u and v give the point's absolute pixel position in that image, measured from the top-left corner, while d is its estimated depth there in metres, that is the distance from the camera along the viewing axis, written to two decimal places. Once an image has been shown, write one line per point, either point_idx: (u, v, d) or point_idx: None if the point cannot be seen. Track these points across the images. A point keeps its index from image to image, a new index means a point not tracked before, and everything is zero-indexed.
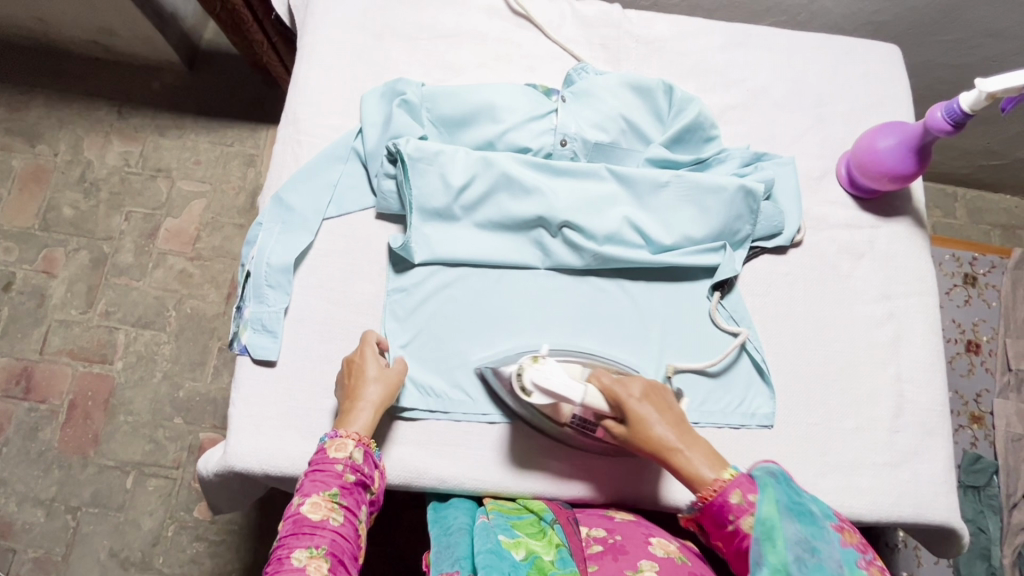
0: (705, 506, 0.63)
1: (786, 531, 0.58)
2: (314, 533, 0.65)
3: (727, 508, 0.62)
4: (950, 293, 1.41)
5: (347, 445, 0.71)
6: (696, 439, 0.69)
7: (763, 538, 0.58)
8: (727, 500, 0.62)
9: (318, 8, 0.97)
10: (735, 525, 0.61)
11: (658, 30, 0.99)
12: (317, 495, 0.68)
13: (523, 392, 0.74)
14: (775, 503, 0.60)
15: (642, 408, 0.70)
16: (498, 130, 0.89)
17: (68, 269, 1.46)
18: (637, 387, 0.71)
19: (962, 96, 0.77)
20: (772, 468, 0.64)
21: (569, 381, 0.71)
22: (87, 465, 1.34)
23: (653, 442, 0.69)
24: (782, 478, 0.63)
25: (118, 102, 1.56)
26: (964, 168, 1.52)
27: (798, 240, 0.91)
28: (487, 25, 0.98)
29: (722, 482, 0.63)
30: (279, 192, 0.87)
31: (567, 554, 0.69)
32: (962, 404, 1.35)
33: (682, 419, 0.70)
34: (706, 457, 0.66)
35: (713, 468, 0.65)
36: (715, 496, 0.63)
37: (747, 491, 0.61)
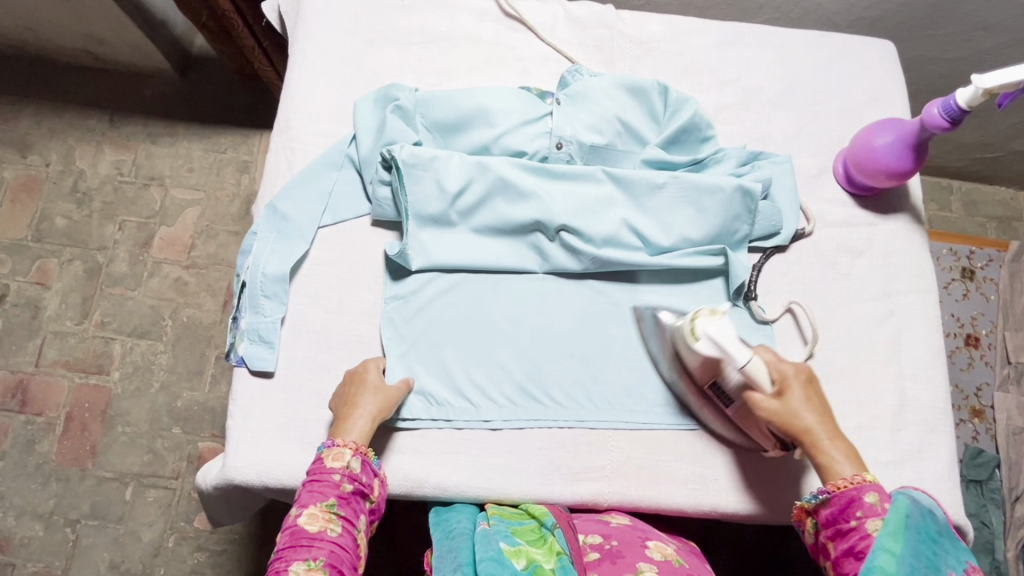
0: (835, 495, 0.69)
1: (907, 540, 0.60)
2: (312, 545, 0.65)
3: (857, 503, 0.67)
4: (948, 287, 1.41)
5: (343, 454, 0.71)
6: (843, 436, 0.74)
7: (888, 532, 0.61)
8: (861, 497, 0.67)
9: (308, 13, 0.96)
10: (858, 522, 0.67)
11: (651, 30, 0.98)
12: (313, 506, 0.67)
13: (689, 337, 0.77)
14: (910, 518, 0.63)
15: (802, 392, 0.75)
16: (493, 134, 0.88)
17: (62, 280, 1.44)
18: (804, 372, 0.77)
19: (959, 92, 0.77)
20: (928, 500, 0.66)
21: (739, 342, 0.76)
22: (85, 478, 1.33)
23: (803, 425, 0.74)
24: (934, 511, 0.64)
25: (109, 110, 1.55)
26: (958, 161, 1.52)
27: (808, 229, 0.91)
28: (480, 28, 0.97)
29: (862, 479, 0.69)
30: (273, 200, 0.86)
31: (568, 562, 0.68)
32: (962, 398, 1.35)
33: (832, 414, 0.76)
34: (847, 453, 0.72)
35: (854, 466, 0.71)
36: (850, 488, 0.69)
37: (885, 499, 0.67)
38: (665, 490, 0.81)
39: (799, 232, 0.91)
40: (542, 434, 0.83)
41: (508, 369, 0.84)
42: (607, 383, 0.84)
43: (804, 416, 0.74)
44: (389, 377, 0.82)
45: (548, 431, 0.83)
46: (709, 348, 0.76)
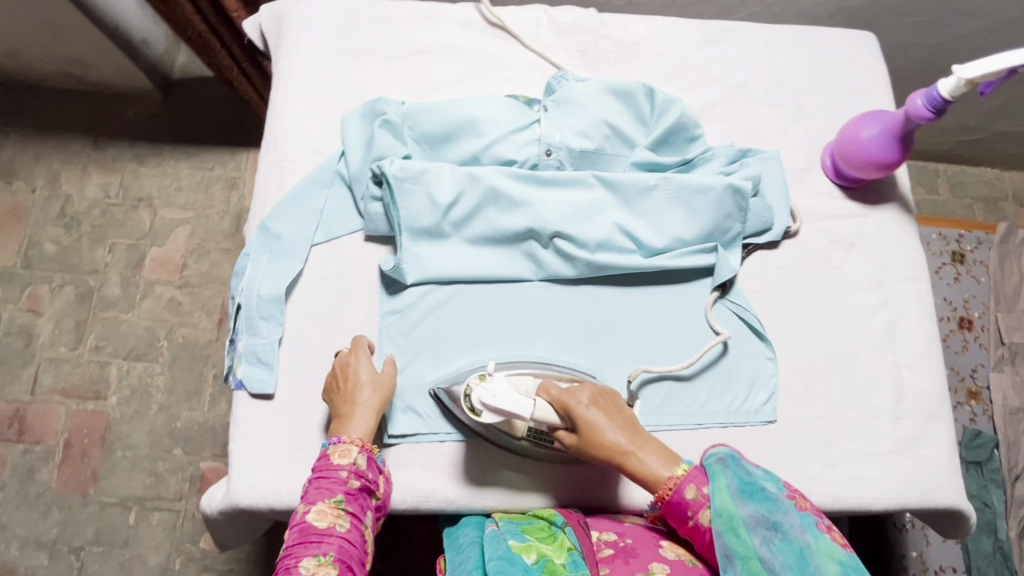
0: (668, 507, 0.66)
1: (743, 517, 0.61)
2: (322, 541, 0.65)
3: (686, 504, 0.65)
4: (939, 272, 1.42)
5: (349, 452, 0.72)
6: (648, 439, 0.71)
7: (727, 529, 0.61)
8: (684, 497, 0.65)
9: (291, 30, 0.95)
10: (695, 520, 0.64)
11: (634, 32, 0.99)
12: (321, 502, 0.68)
13: (474, 413, 0.75)
14: (728, 490, 0.63)
15: (592, 416, 0.72)
16: (482, 143, 0.88)
17: (54, 306, 1.43)
18: (586, 394, 0.73)
19: (941, 83, 0.77)
20: (720, 451, 0.67)
21: (519, 399, 0.73)
22: (87, 504, 1.32)
23: (607, 447, 0.70)
24: (730, 458, 0.67)
25: (94, 132, 1.54)
26: (943, 145, 1.53)
27: (793, 229, 0.91)
28: (463, 38, 0.97)
29: (676, 478, 0.66)
30: (265, 221, 0.86)
31: (578, 556, 0.70)
32: (959, 381, 1.35)
33: (631, 420, 0.73)
34: (658, 456, 0.69)
35: (668, 465, 0.68)
36: (672, 493, 0.65)
37: (703, 485, 0.65)
38: None
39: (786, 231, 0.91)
40: None
41: None
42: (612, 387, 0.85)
43: (607, 437, 0.71)
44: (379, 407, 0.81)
45: None
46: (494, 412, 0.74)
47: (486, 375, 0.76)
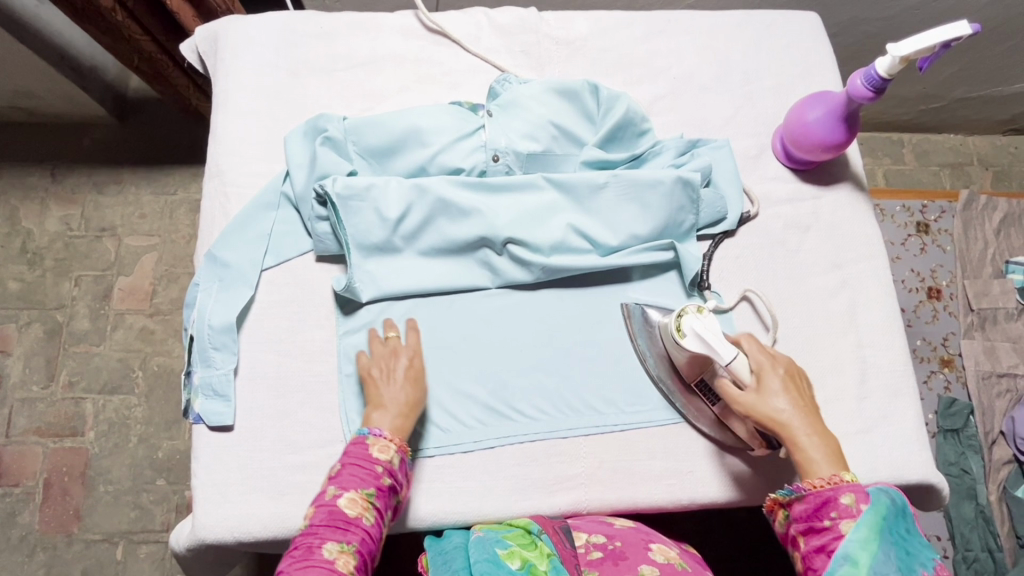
0: (812, 495, 0.66)
1: (878, 548, 0.59)
2: (347, 529, 0.64)
3: (832, 504, 0.64)
4: (905, 243, 1.42)
5: (389, 448, 0.70)
6: (823, 434, 0.70)
7: (859, 541, 0.60)
8: (837, 499, 0.64)
9: (227, 51, 0.93)
10: (832, 523, 0.63)
11: (576, 28, 0.98)
12: (353, 491, 0.67)
13: (677, 333, 0.78)
14: (880, 522, 0.61)
15: (776, 385, 0.72)
16: (428, 154, 0.87)
17: (23, 345, 1.40)
18: (785, 366, 0.74)
19: (878, 62, 0.78)
20: (898, 496, 0.64)
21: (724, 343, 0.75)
22: (72, 543, 1.30)
23: (773, 416, 0.71)
24: (905, 511, 0.63)
25: (49, 165, 1.50)
26: (905, 115, 1.54)
27: (753, 211, 0.91)
28: (403, 47, 0.96)
29: (839, 479, 0.65)
30: (212, 249, 0.84)
31: (560, 562, 0.66)
32: (930, 350, 1.36)
33: (813, 408, 0.72)
34: (825, 451, 0.68)
35: (832, 466, 0.67)
36: (826, 488, 0.65)
37: (862, 499, 0.63)
38: (641, 491, 0.81)
39: (745, 215, 0.91)
40: (514, 450, 0.81)
41: (470, 391, 0.83)
42: (577, 391, 0.84)
43: (775, 408, 0.71)
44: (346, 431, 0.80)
45: (520, 446, 0.82)
46: (696, 344, 0.76)
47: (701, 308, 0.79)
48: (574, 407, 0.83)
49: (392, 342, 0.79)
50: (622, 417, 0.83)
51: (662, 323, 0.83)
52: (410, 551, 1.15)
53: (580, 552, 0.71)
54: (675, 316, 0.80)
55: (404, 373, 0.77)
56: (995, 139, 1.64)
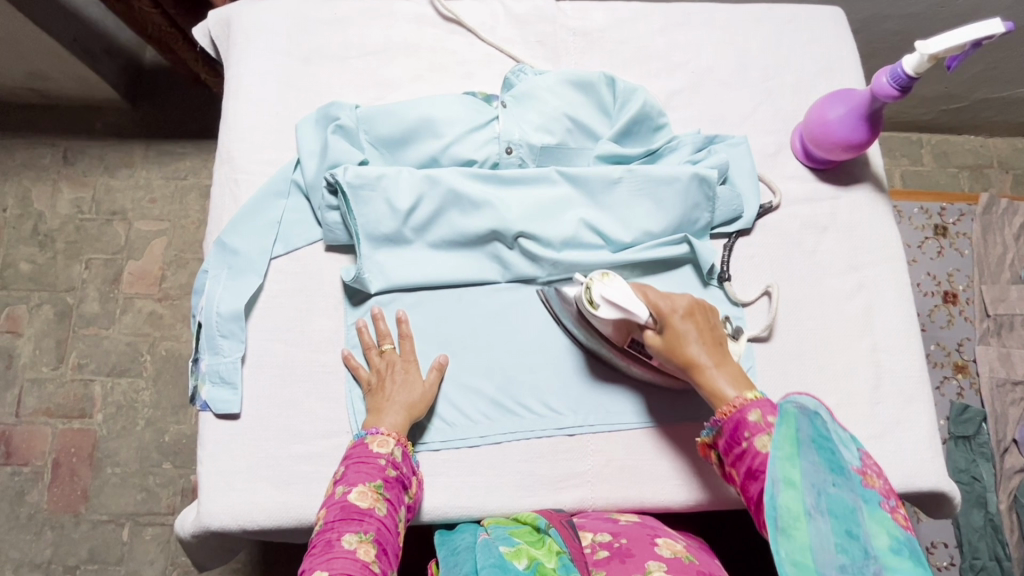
0: (725, 423, 0.66)
1: (803, 460, 0.56)
2: (362, 519, 0.65)
3: (743, 425, 0.64)
4: (922, 246, 1.40)
5: (388, 442, 0.72)
6: (728, 360, 0.70)
7: (783, 458, 0.57)
8: (746, 418, 0.64)
9: (239, 36, 0.92)
10: (749, 444, 0.63)
11: (593, 19, 0.96)
12: (362, 484, 0.68)
13: (588, 306, 0.73)
14: (796, 433, 0.58)
15: (685, 327, 0.70)
16: (440, 144, 0.86)
17: (33, 326, 1.40)
18: (685, 305, 0.71)
19: (905, 60, 0.75)
20: (807, 401, 0.60)
21: (637, 298, 0.71)
22: (80, 523, 1.31)
23: (688, 357, 0.70)
24: (819, 411, 0.59)
25: (62, 147, 1.50)
26: (925, 115, 1.50)
27: (775, 203, 0.90)
28: (417, 35, 0.94)
29: (744, 400, 0.65)
30: (221, 236, 0.84)
31: (569, 560, 0.66)
32: (943, 355, 1.34)
33: (719, 339, 0.72)
34: (731, 378, 0.68)
35: (738, 388, 0.67)
36: (734, 412, 0.65)
37: (767, 413, 0.64)
38: (648, 490, 0.80)
39: (766, 207, 0.90)
40: (520, 446, 0.81)
41: (479, 386, 0.82)
42: (585, 386, 0.83)
43: (688, 348, 0.70)
44: (354, 422, 0.79)
45: (526, 442, 0.81)
46: (610, 312, 0.72)
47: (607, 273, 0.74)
48: (582, 404, 0.82)
49: (387, 354, 0.80)
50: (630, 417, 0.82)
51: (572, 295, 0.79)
52: (414, 542, 1.15)
53: (587, 551, 0.70)
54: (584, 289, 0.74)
55: (401, 379, 0.78)
56: (1017, 141, 1.60)
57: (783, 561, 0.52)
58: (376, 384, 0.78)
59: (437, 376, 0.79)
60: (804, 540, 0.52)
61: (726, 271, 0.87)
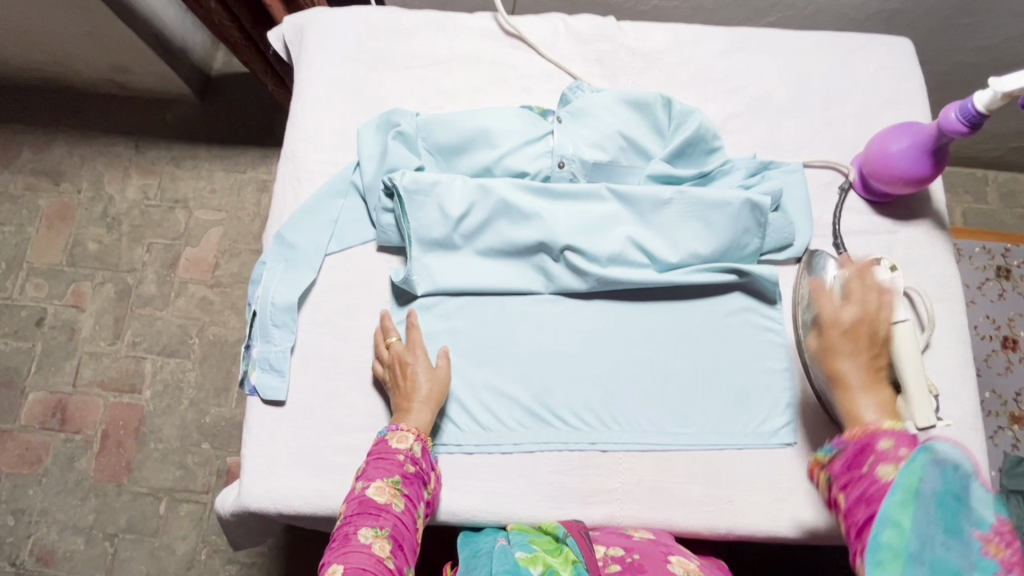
0: (851, 443, 0.60)
1: (918, 509, 0.50)
2: (379, 514, 0.67)
3: (870, 450, 0.57)
4: (982, 288, 1.34)
5: (407, 438, 0.74)
6: (881, 390, 0.64)
7: (896, 503, 0.52)
8: (874, 444, 0.57)
9: (312, 42, 0.97)
10: (870, 469, 0.56)
11: (654, 40, 0.97)
12: (380, 480, 0.70)
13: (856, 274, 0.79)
14: (917, 482, 0.51)
15: (845, 341, 0.65)
16: (494, 155, 0.88)
17: (95, 302, 1.49)
18: (857, 317, 0.65)
19: (977, 96, 0.73)
20: (948, 451, 0.52)
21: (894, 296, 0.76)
22: (121, 493, 1.38)
23: (835, 371, 0.65)
24: (959, 462, 0.51)
25: (135, 136, 1.60)
26: (994, 151, 1.44)
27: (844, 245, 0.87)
28: (480, 48, 0.97)
29: (881, 427, 0.59)
30: (281, 230, 0.88)
31: (584, 570, 0.66)
32: (999, 404, 1.28)
33: (877, 368, 0.66)
34: (879, 407, 0.63)
35: (881, 417, 0.62)
36: (863, 436, 0.59)
37: (902, 443, 0.56)
38: (678, 514, 0.79)
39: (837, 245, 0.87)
40: (551, 457, 0.81)
41: (516, 394, 0.83)
42: (619, 403, 0.83)
43: (843, 364, 0.65)
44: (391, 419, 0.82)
45: (558, 454, 0.81)
46: None
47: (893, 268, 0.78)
48: (617, 423, 0.82)
49: (393, 347, 0.81)
50: (664, 437, 0.82)
51: None
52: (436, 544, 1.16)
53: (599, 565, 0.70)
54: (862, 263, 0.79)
55: (409, 369, 0.78)
56: None
57: None
58: (395, 379, 0.79)
59: (444, 363, 0.81)
60: None
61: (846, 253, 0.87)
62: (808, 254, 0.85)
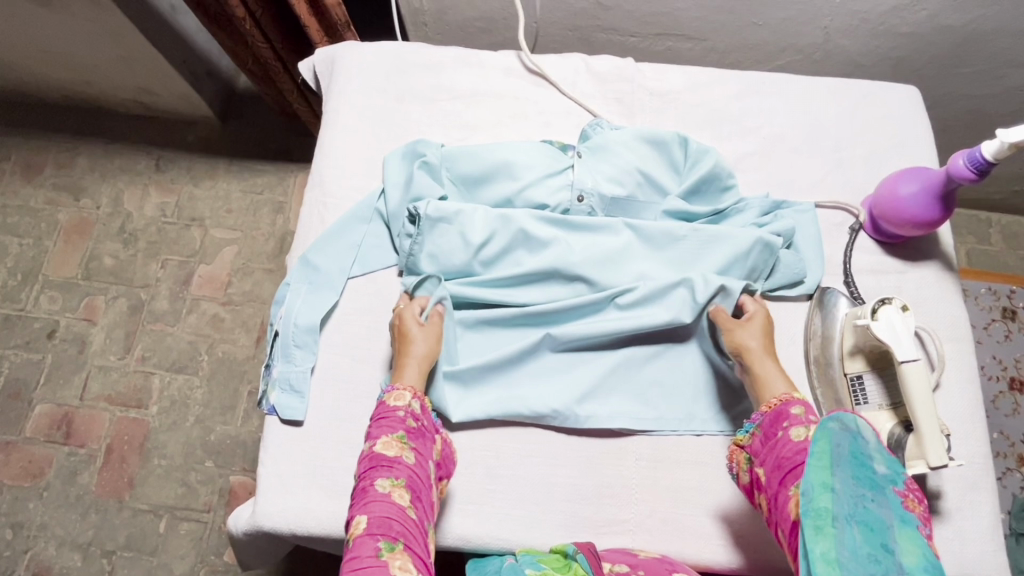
0: (766, 415, 0.73)
1: (839, 472, 0.59)
2: (392, 466, 0.69)
3: (784, 416, 0.72)
4: (988, 328, 1.36)
5: (404, 395, 0.76)
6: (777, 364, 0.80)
7: (819, 469, 0.60)
8: (788, 410, 0.72)
9: (341, 73, 1.01)
10: (784, 433, 0.70)
11: (670, 81, 1.01)
12: (387, 436, 0.72)
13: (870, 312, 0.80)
14: (833, 448, 0.61)
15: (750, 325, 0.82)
16: (516, 187, 0.91)
17: (107, 316, 1.51)
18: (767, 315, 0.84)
19: (984, 145, 0.76)
20: (849, 420, 0.63)
21: (906, 340, 0.76)
22: (122, 509, 1.37)
23: (743, 344, 0.81)
24: (857, 428, 0.63)
25: (156, 155, 1.64)
26: (998, 194, 1.47)
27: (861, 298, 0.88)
28: (503, 83, 1.01)
29: (790, 396, 0.74)
30: (305, 253, 0.90)
31: None
32: (1007, 446, 1.28)
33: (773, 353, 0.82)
34: (781, 376, 0.78)
35: (786, 388, 0.76)
36: (777, 405, 0.73)
37: (810, 412, 0.72)
38: (691, 546, 0.80)
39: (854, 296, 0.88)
40: (565, 486, 0.82)
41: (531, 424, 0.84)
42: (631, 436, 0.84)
43: (749, 339, 0.81)
44: None
45: (572, 482, 0.82)
46: (884, 332, 0.77)
47: (907, 308, 0.79)
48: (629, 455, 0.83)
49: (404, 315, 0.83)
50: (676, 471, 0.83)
51: (849, 314, 0.85)
52: None
53: None
54: (874, 302, 0.80)
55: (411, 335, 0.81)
56: None
57: (816, 558, 0.54)
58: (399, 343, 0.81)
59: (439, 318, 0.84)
60: (834, 541, 0.55)
61: (857, 292, 0.89)
62: (819, 293, 0.88)
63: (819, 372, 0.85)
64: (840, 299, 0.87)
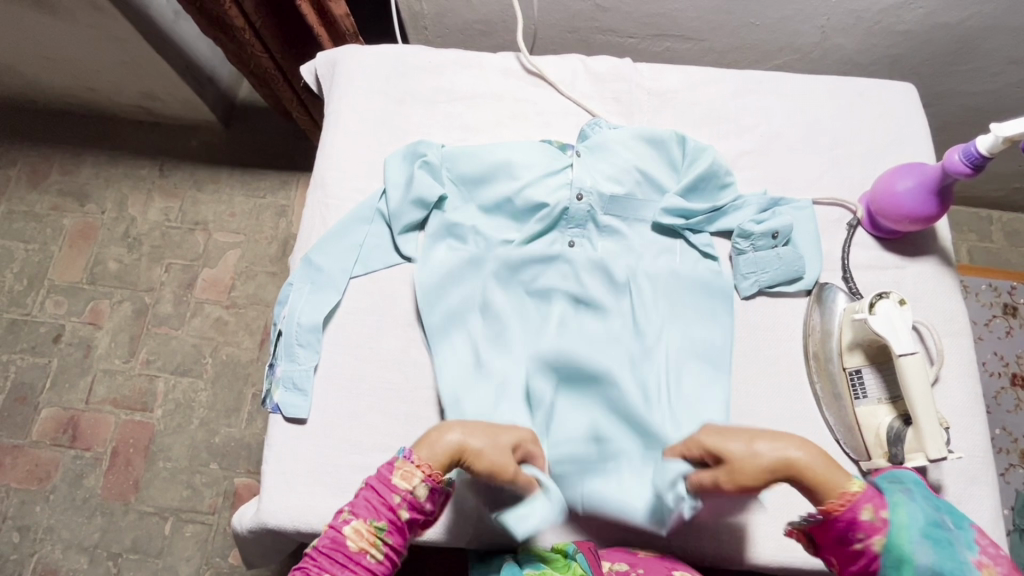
0: (835, 520, 0.64)
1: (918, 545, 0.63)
2: (347, 564, 0.64)
3: (858, 525, 0.63)
4: (989, 324, 1.36)
5: (413, 476, 0.66)
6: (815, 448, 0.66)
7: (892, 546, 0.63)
8: (858, 516, 0.63)
9: (342, 76, 1.03)
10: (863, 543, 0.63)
11: (668, 81, 1.02)
12: (362, 522, 0.64)
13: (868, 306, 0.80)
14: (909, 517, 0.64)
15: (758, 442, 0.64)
16: (515, 187, 0.92)
17: (112, 320, 1.52)
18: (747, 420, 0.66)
19: (979, 140, 0.77)
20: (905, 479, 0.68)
21: (904, 334, 0.77)
22: (128, 511, 1.38)
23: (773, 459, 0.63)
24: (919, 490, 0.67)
25: (160, 160, 1.66)
26: (998, 191, 1.47)
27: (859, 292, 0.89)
28: (502, 85, 1.02)
29: (853, 494, 0.63)
30: (308, 253, 0.92)
31: None
32: (1010, 442, 1.28)
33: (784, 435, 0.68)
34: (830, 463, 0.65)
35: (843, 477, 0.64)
36: (845, 509, 0.63)
37: (880, 509, 0.63)
38: (691, 541, 0.80)
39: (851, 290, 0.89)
40: None
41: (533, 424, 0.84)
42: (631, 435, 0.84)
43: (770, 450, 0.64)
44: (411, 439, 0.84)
45: None
46: (882, 326, 0.78)
47: (905, 302, 0.79)
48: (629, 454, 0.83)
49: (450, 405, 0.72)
50: None
51: (847, 309, 0.86)
52: None
53: None
54: (872, 296, 0.81)
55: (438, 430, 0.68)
56: None
57: None
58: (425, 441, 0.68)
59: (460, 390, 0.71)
60: None
61: (855, 287, 0.90)
62: (818, 288, 0.89)
63: (818, 367, 0.86)
64: (837, 293, 0.88)
